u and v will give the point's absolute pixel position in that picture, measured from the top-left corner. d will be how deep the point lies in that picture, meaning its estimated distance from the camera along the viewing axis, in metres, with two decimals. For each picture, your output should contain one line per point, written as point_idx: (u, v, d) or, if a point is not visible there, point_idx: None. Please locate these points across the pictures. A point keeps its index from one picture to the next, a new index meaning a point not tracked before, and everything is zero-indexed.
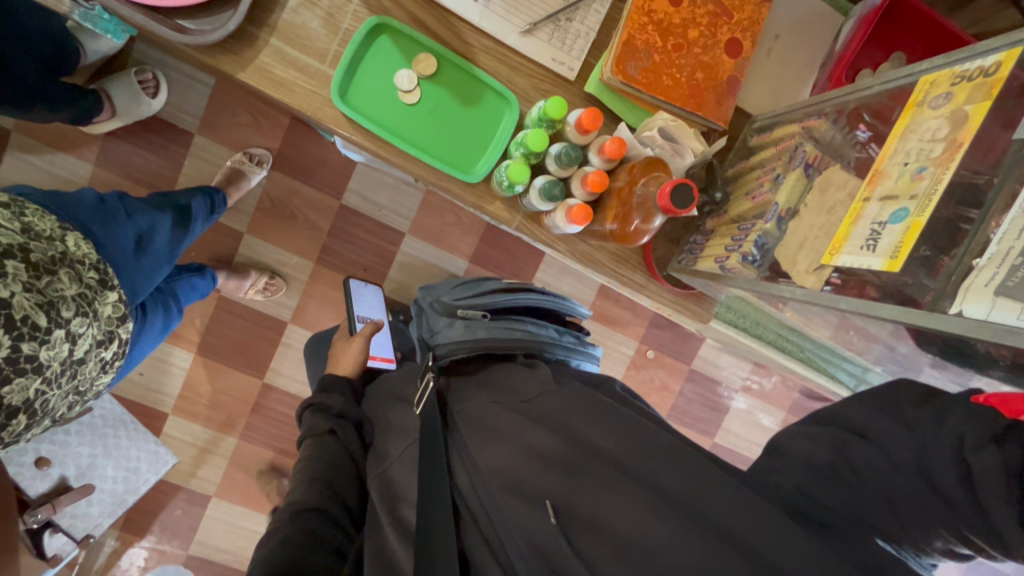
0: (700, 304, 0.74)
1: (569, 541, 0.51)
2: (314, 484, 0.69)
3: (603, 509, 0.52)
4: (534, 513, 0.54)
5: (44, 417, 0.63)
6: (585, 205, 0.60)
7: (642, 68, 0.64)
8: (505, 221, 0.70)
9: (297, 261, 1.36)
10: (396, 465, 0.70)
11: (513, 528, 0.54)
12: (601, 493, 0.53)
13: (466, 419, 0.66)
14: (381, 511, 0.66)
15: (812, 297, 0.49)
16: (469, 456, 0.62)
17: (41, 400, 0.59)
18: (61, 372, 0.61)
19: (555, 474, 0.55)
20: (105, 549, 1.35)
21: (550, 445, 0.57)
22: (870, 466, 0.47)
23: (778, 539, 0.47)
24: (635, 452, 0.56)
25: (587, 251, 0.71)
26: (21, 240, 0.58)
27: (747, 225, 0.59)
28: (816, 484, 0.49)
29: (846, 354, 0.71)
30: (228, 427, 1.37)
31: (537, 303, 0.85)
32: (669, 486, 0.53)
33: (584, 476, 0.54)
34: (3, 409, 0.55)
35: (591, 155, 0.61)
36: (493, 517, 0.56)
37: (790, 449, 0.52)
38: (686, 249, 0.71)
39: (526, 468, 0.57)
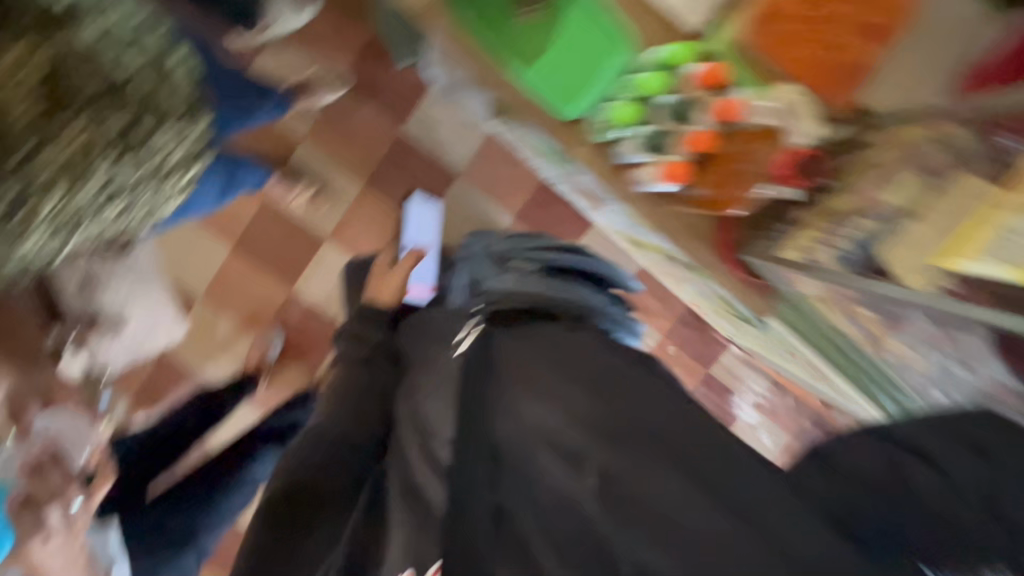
0: (762, 296, 0.70)
1: (605, 513, 0.48)
2: (342, 412, 0.70)
3: (641, 486, 0.48)
4: (572, 477, 0.50)
5: (128, 216, 0.70)
6: (686, 163, 0.61)
7: (773, 33, 0.61)
8: (590, 168, 0.65)
9: (344, 180, 1.36)
10: (425, 396, 0.64)
11: (547, 492, 0.51)
12: (649, 469, 0.49)
13: (506, 366, 0.61)
14: (407, 439, 0.61)
15: (911, 297, 0.47)
16: (506, 409, 0.57)
17: (131, 190, 0.67)
18: (141, 169, 0.66)
19: (597, 441, 0.51)
20: None
21: (594, 410, 0.54)
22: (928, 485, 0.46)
23: (822, 549, 0.44)
24: (684, 436, 0.52)
25: (662, 214, 0.63)
26: (130, 55, 0.65)
27: (843, 221, 0.58)
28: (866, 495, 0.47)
29: (904, 379, 0.66)
30: (245, 329, 1.41)
31: (591, 268, 0.84)
32: (711, 474, 0.49)
33: (628, 447, 0.51)
34: (100, 185, 0.64)
35: (700, 114, 0.62)
36: (524, 475, 0.52)
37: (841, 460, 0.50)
38: (771, 235, 0.64)
39: (566, 431, 0.53)
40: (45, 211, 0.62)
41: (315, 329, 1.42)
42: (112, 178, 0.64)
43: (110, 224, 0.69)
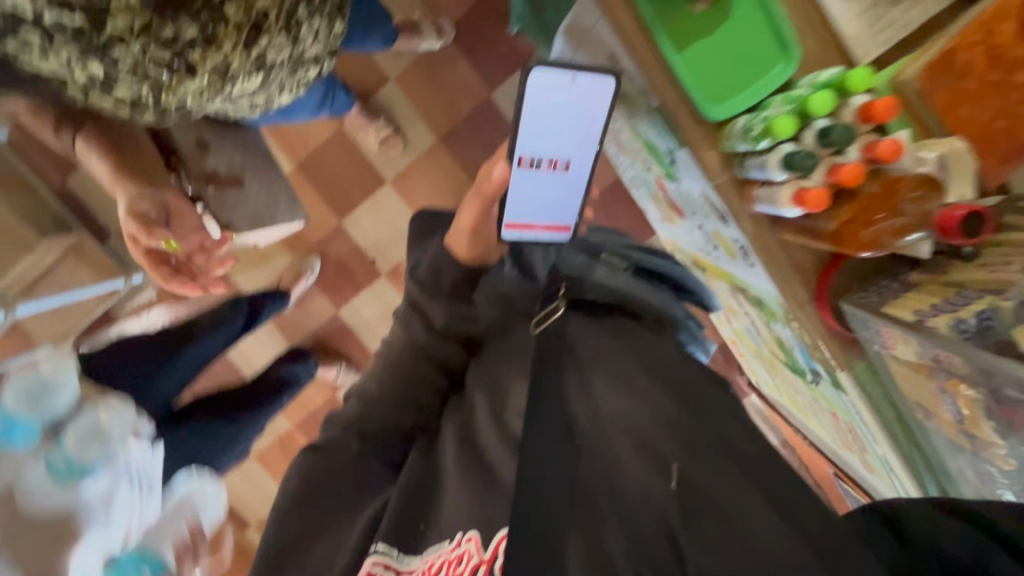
0: (847, 349, 0.70)
1: (686, 520, 0.44)
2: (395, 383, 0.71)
3: (731, 503, 0.44)
4: (656, 478, 0.48)
5: (261, 91, 0.74)
6: (824, 192, 0.56)
7: (946, 87, 0.58)
8: (711, 173, 0.66)
9: (421, 129, 1.46)
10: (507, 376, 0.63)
11: (625, 485, 0.49)
12: (738, 488, 0.46)
13: (590, 350, 0.62)
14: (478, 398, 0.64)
15: None
16: (588, 393, 0.58)
17: (273, 69, 0.71)
18: (300, 56, 0.73)
19: (683, 446, 0.50)
20: (141, 297, 1.64)
21: (681, 417, 0.53)
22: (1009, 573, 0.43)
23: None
24: (769, 467, 0.50)
25: (771, 244, 0.67)
26: None
27: (970, 294, 0.56)
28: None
29: (954, 461, 0.68)
30: (291, 245, 1.57)
31: (677, 275, 0.81)
32: (801, 515, 0.45)
33: (716, 461, 0.48)
34: (259, 60, 0.67)
35: (853, 145, 0.56)
36: (603, 461, 0.51)
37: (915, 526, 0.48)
38: (873, 290, 0.65)
39: (651, 429, 0.52)
40: (205, 65, 0.63)
41: (355, 260, 1.57)
42: (257, 44, 0.64)
43: (241, 91, 0.72)
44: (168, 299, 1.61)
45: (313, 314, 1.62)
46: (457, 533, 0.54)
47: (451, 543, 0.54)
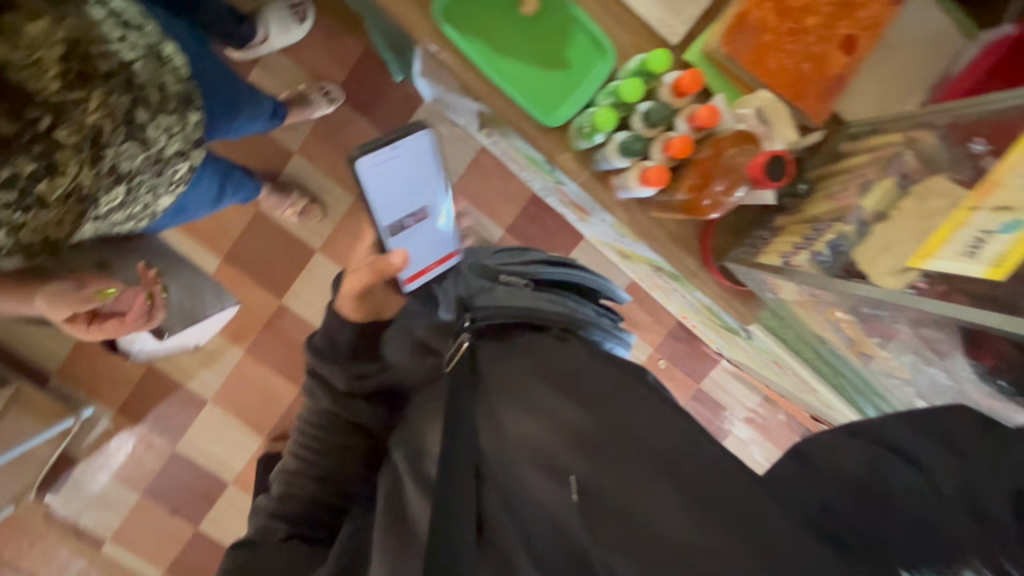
0: (746, 303, 0.72)
1: (588, 525, 0.52)
2: (316, 461, 0.71)
3: (628, 498, 0.52)
4: (560, 491, 0.55)
5: (130, 203, 0.73)
6: (662, 168, 0.58)
7: (749, 46, 0.62)
8: (571, 174, 0.68)
9: (337, 193, 1.47)
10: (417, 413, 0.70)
11: (536, 505, 0.56)
12: (628, 482, 0.53)
13: (494, 380, 0.67)
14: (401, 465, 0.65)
15: (887, 296, 0.46)
16: (495, 423, 0.63)
17: (136, 177, 0.70)
18: (163, 154, 0.73)
19: (584, 457, 0.56)
20: (98, 428, 1.58)
21: (576, 422, 0.59)
22: (903, 480, 0.47)
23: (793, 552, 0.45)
24: (662, 444, 0.56)
25: (645, 223, 0.69)
26: (118, 52, 0.62)
27: (822, 227, 0.58)
28: (841, 492, 0.48)
29: (881, 386, 0.68)
30: (238, 339, 1.55)
31: (575, 279, 0.89)
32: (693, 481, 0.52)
33: (615, 464, 0.55)
34: (114, 171, 0.67)
35: (679, 121, 0.59)
36: (514, 484, 0.58)
37: (822, 459, 0.51)
38: (748, 242, 0.68)
39: (551, 443, 0.58)
40: (55, 194, 0.62)
41: (306, 336, 1.56)
42: (105, 156, 0.64)
43: (110, 208, 0.70)
44: (127, 423, 1.57)
45: (279, 402, 1.59)
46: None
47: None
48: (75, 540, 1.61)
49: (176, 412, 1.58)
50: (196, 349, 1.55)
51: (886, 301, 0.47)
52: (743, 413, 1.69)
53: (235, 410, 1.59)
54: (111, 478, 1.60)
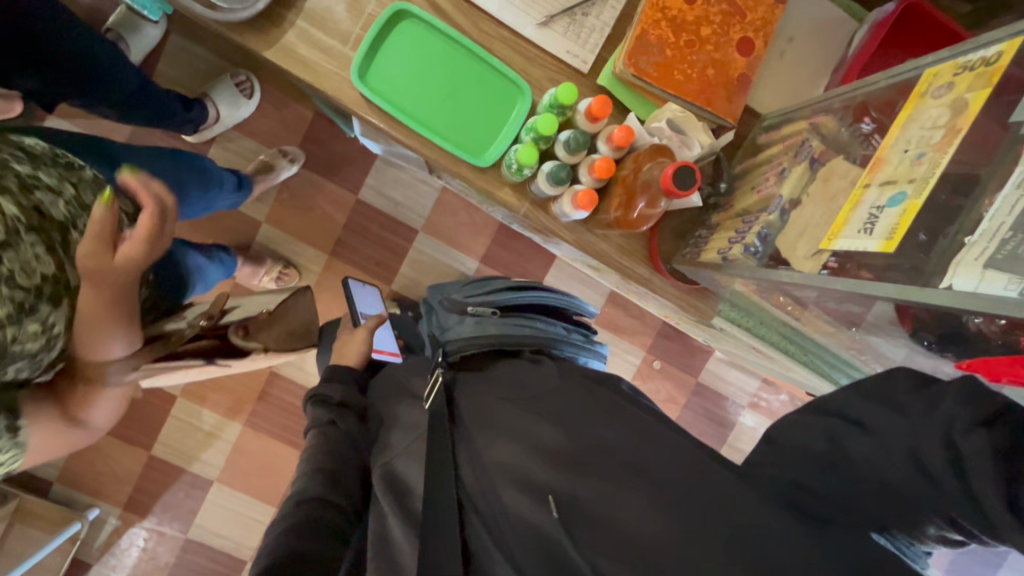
0: (704, 301, 0.77)
1: (573, 538, 0.56)
2: (319, 477, 0.77)
3: (603, 509, 0.57)
4: (541, 509, 0.59)
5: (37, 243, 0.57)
6: (590, 191, 0.61)
7: (654, 62, 0.66)
8: (513, 207, 0.71)
9: (310, 254, 1.50)
10: (401, 457, 0.77)
11: (518, 524, 0.60)
12: (607, 490, 0.58)
13: (473, 415, 0.71)
14: (384, 500, 0.73)
15: (809, 280, 0.49)
16: (476, 453, 0.67)
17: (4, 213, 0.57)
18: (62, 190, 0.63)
19: (562, 474, 0.60)
20: (107, 527, 1.56)
21: (553, 442, 0.63)
22: (864, 453, 0.47)
23: (764, 525, 0.51)
24: (638, 450, 0.60)
25: (590, 240, 0.72)
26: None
27: (751, 219, 0.61)
28: (812, 470, 0.50)
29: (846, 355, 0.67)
30: (235, 413, 1.56)
31: (542, 301, 0.94)
32: (661, 477, 0.58)
33: (591, 476, 0.59)
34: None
35: (599, 144, 0.63)
36: (497, 508, 0.62)
37: (786, 439, 0.53)
38: (692, 242, 0.71)
39: (531, 465, 0.62)
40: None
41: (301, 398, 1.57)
42: (47, 207, 0.59)
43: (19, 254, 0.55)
44: (137, 517, 1.56)
45: (285, 469, 1.59)
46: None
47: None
48: None
49: (183, 498, 1.57)
50: (194, 430, 1.55)
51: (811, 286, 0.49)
52: (745, 398, 1.70)
53: (243, 484, 1.58)
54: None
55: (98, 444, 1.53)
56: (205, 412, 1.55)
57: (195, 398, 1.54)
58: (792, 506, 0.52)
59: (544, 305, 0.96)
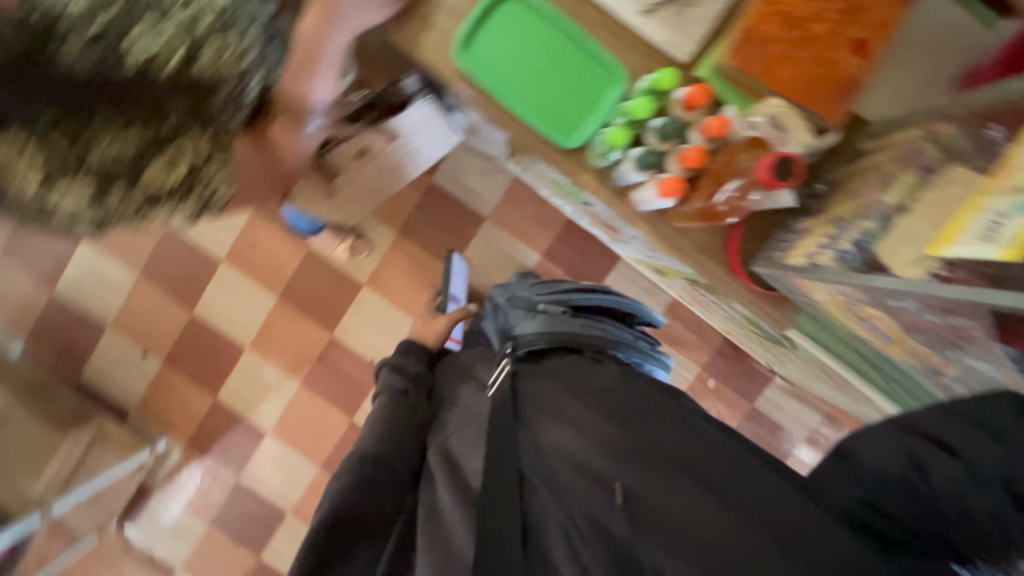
0: (780, 308, 0.72)
1: (634, 531, 0.56)
2: (384, 442, 0.81)
3: (668, 505, 0.56)
4: (603, 498, 0.59)
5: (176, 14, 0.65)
6: (677, 178, 0.62)
7: (759, 57, 0.64)
8: (594, 193, 0.71)
9: (381, 230, 1.57)
10: (455, 435, 0.79)
11: (579, 507, 0.60)
12: (671, 491, 0.56)
13: (531, 400, 0.71)
14: (437, 469, 0.75)
15: (906, 284, 0.46)
16: (535, 434, 0.68)
17: None
18: None
19: (623, 465, 0.59)
20: (172, 459, 1.69)
21: (615, 435, 0.62)
22: (945, 476, 0.47)
23: (837, 546, 0.50)
24: (703, 457, 0.59)
25: (670, 234, 0.70)
26: None
27: (845, 225, 0.59)
28: (881, 492, 0.50)
29: (928, 382, 0.63)
30: (294, 371, 1.64)
31: (611, 304, 0.93)
32: (723, 482, 0.56)
33: (653, 469, 0.58)
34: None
35: (692, 134, 0.63)
36: (558, 490, 0.63)
37: (861, 460, 0.52)
38: (776, 245, 0.68)
39: (592, 455, 0.62)
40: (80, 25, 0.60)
41: (357, 366, 1.64)
42: None
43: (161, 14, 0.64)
44: (198, 455, 1.68)
45: (333, 432, 1.66)
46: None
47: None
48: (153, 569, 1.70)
49: (239, 443, 1.67)
50: (257, 382, 1.65)
51: (908, 291, 0.46)
52: (803, 432, 1.61)
53: (294, 440, 1.67)
54: (184, 508, 1.70)
55: (173, 382, 1.66)
56: (268, 367, 1.65)
57: (261, 353, 1.64)
58: (854, 522, 0.52)
59: (613, 309, 0.95)
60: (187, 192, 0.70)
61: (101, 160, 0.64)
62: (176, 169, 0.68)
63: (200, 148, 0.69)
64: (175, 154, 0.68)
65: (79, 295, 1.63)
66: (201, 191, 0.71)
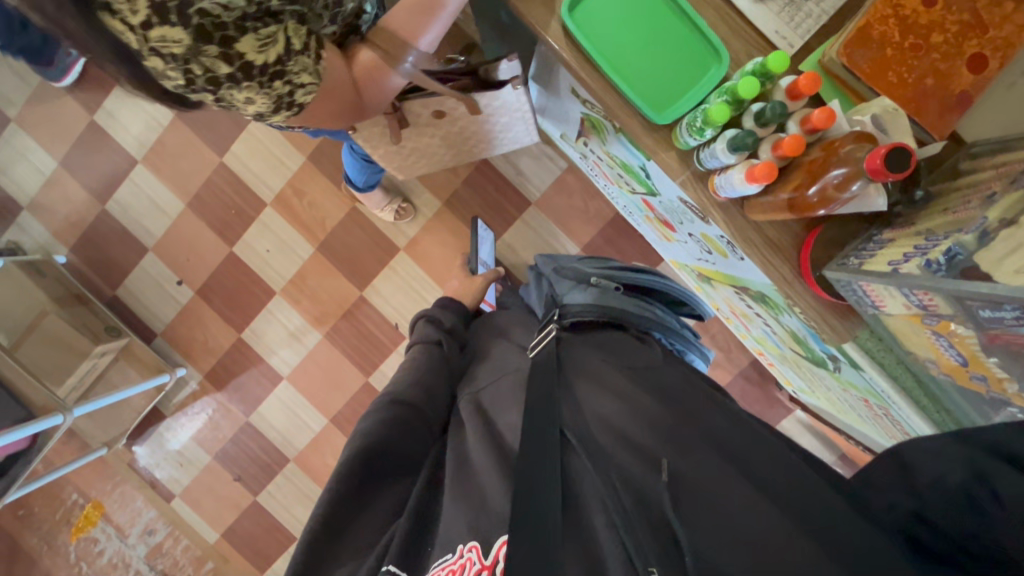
0: (840, 320, 0.69)
1: (677, 509, 0.53)
2: (416, 388, 0.79)
3: (717, 489, 0.53)
4: (646, 469, 0.57)
5: None
6: (770, 165, 0.60)
7: (870, 58, 0.63)
8: (673, 173, 0.71)
9: (428, 198, 1.58)
10: (490, 390, 0.78)
11: (617, 473, 0.58)
12: (715, 471, 0.55)
13: (576, 365, 0.72)
14: (468, 423, 0.75)
15: (1018, 292, 0.47)
16: (578, 399, 0.67)
17: None
18: None
19: (668, 444, 0.58)
20: (187, 389, 1.71)
21: (660, 413, 0.62)
22: (1016, 492, 0.43)
23: (888, 558, 0.47)
24: (748, 449, 0.59)
25: (743, 226, 0.70)
26: None
27: (934, 237, 0.58)
28: (940, 498, 0.48)
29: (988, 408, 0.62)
30: (319, 323, 1.66)
31: (663, 287, 0.89)
32: (772, 481, 0.55)
33: (699, 452, 0.57)
34: None
35: (791, 123, 0.62)
36: (598, 452, 0.60)
37: (917, 466, 0.50)
38: (853, 253, 0.66)
39: (633, 427, 0.61)
40: None
41: (381, 328, 1.65)
42: None
43: None
44: (213, 389, 1.71)
45: (347, 389, 1.68)
46: (459, 546, 0.61)
47: (453, 555, 0.61)
48: (150, 492, 1.72)
49: (254, 384, 1.69)
50: (281, 328, 1.67)
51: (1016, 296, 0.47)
52: None
53: (308, 389, 1.68)
54: (190, 438, 1.72)
55: (200, 313, 1.68)
56: (295, 314, 1.66)
57: (290, 299, 1.66)
58: (910, 541, 0.50)
59: (660, 292, 0.92)
60: (269, 82, 0.61)
61: (210, 8, 0.51)
62: (271, 46, 0.58)
63: (296, 36, 0.60)
64: (276, 31, 0.58)
65: (124, 214, 1.65)
66: (280, 84, 0.62)
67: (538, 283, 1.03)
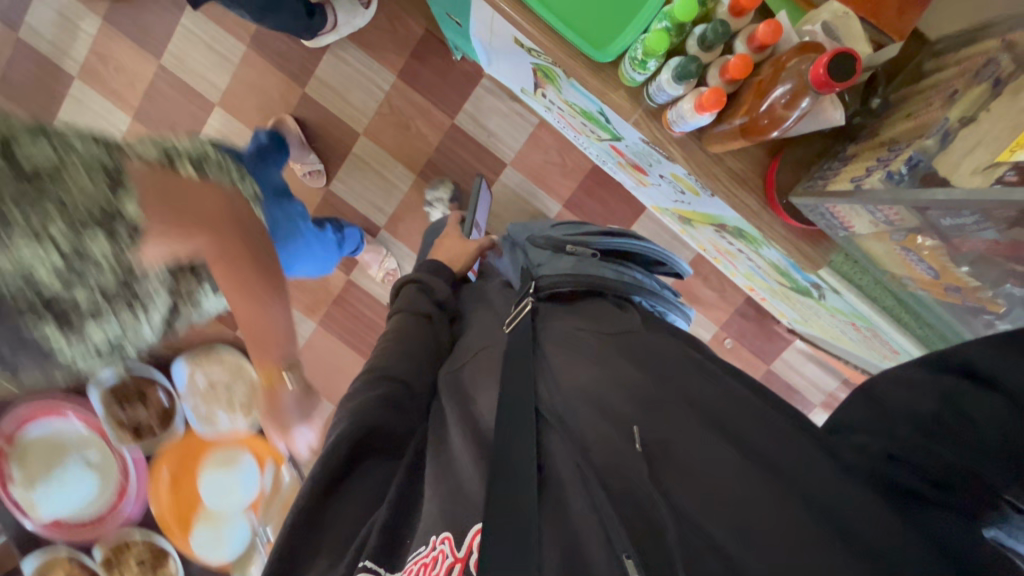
0: (815, 246, 0.66)
1: (654, 481, 0.51)
2: (400, 359, 0.79)
3: (692, 456, 0.52)
4: (620, 437, 0.56)
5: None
6: (718, 91, 0.57)
7: None
8: (624, 113, 0.67)
9: (400, 171, 1.53)
10: (469, 367, 0.77)
11: (592, 447, 0.57)
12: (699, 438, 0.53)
13: (553, 337, 0.71)
14: (449, 408, 0.73)
15: (973, 192, 0.45)
16: (554, 372, 0.66)
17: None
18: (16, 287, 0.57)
19: (640, 408, 0.57)
20: None
21: (639, 380, 0.61)
22: (985, 410, 0.49)
23: (869, 517, 0.46)
24: (732, 409, 0.56)
25: (704, 160, 0.65)
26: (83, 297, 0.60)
27: (899, 148, 0.55)
28: (913, 432, 0.50)
29: (961, 318, 0.62)
30: (311, 312, 1.65)
31: (638, 249, 0.88)
32: (759, 447, 0.52)
33: (670, 414, 0.56)
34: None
35: (738, 44, 0.58)
36: (571, 427, 0.61)
37: (889, 398, 0.54)
38: (818, 175, 0.62)
39: (612, 396, 0.60)
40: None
41: (372, 309, 1.64)
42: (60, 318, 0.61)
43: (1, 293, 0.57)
44: None
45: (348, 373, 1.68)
46: (431, 538, 0.60)
47: (426, 547, 0.59)
48: None
49: None
50: None
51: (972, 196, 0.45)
52: (819, 396, 1.59)
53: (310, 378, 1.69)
54: None
55: None
56: None
57: None
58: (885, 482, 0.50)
59: (639, 253, 0.90)
60: None
61: None
62: None
63: None
64: None
65: None
66: None
67: (511, 252, 1.00)
